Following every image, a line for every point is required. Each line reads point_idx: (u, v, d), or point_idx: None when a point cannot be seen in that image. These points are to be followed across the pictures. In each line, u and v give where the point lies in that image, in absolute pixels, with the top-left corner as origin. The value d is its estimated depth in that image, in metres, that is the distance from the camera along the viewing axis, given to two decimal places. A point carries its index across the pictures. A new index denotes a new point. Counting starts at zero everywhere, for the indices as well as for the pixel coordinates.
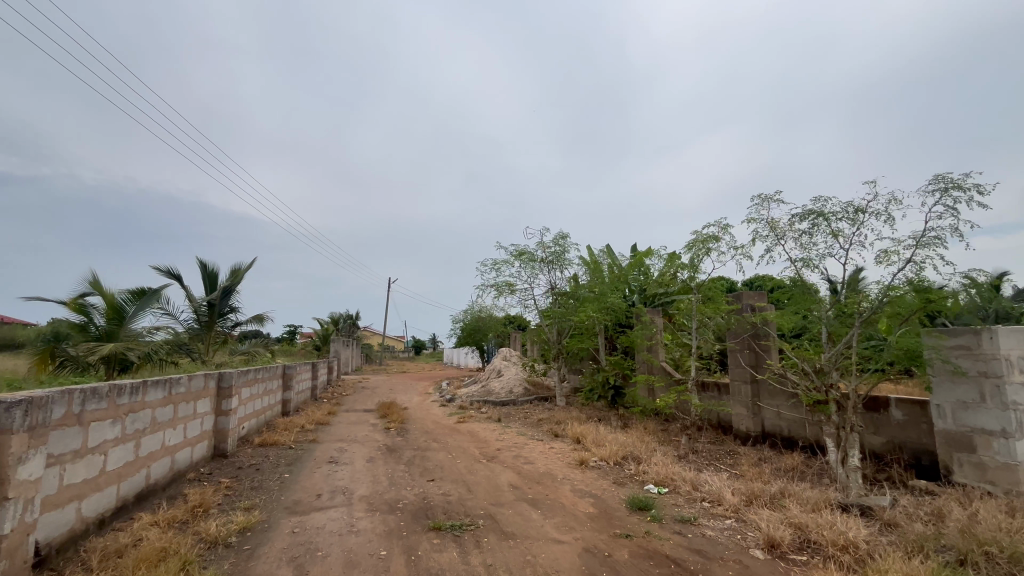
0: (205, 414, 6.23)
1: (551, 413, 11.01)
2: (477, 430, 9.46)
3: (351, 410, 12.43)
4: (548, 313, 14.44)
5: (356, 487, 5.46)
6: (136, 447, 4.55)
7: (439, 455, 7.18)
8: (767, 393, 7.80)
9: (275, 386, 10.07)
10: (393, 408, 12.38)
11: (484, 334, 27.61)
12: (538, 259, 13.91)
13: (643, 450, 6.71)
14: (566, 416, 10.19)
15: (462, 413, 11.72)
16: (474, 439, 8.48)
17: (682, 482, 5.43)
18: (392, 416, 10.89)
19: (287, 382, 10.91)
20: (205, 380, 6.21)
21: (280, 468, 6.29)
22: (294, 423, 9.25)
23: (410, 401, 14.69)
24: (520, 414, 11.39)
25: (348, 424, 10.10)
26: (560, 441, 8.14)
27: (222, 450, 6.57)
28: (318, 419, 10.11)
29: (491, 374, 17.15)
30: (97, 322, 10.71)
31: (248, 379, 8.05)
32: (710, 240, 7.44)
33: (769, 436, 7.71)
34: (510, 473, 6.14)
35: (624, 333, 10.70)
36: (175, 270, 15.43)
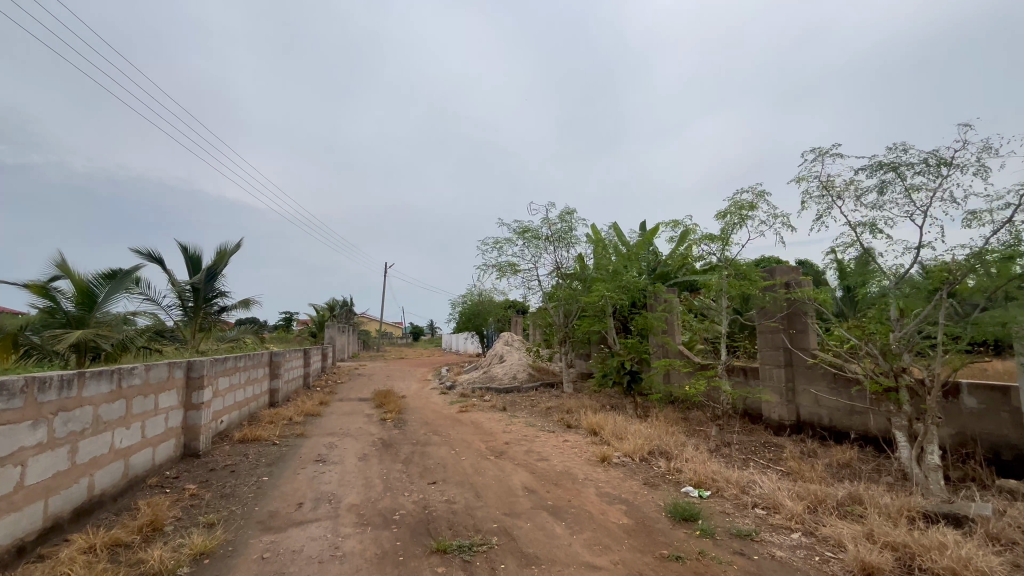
0: (170, 408, 5.41)
1: (561, 401, 10.24)
2: (482, 420, 8.69)
3: (345, 400, 11.64)
4: (555, 294, 13.63)
5: (345, 493, 4.67)
6: (72, 453, 3.74)
7: (441, 450, 6.39)
8: (803, 377, 7.03)
9: (260, 374, 9.26)
10: (390, 397, 11.60)
11: (484, 318, 26.82)
12: (543, 237, 13.04)
13: (672, 443, 5.94)
14: (577, 403, 9.42)
15: (464, 401, 10.95)
16: (479, 430, 7.71)
17: (727, 483, 4.65)
18: (389, 405, 10.11)
19: (274, 370, 10.09)
20: (170, 369, 5.37)
21: (259, 470, 5.49)
22: (280, 416, 8.44)
23: (408, 389, 13.93)
24: (527, 402, 10.63)
25: (341, 415, 9.31)
26: (575, 433, 7.37)
27: (194, 449, 5.77)
28: (309, 410, 9.32)
29: (493, 360, 16.39)
30: (65, 307, 9.81)
31: (225, 368, 7.21)
32: (751, 207, 6.61)
33: (806, 426, 6.98)
34: (522, 473, 5.36)
35: (639, 314, 9.83)
36: (156, 253, 14.52)
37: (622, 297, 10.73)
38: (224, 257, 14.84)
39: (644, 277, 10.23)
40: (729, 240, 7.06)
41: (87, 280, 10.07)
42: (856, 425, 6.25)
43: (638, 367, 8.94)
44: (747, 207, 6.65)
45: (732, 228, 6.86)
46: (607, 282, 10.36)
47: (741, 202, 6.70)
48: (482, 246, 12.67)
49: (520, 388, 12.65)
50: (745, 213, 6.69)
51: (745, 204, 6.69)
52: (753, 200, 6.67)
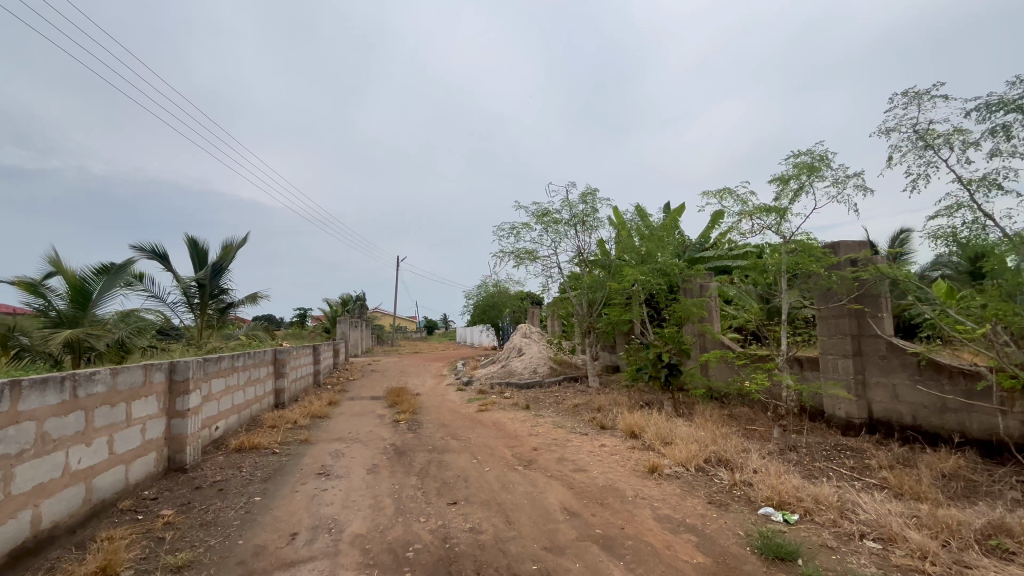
0: (149, 418, 4.70)
1: (589, 398, 9.38)
2: (503, 420, 7.89)
3: (357, 399, 10.94)
4: (579, 282, 12.74)
5: (348, 519, 3.88)
6: (4, 482, 3.00)
7: (462, 460, 5.57)
8: (876, 368, 6.08)
9: (263, 373, 8.55)
10: (404, 395, 10.85)
11: (500, 310, 26.01)
12: (563, 221, 12.10)
13: (733, 449, 5.04)
14: (608, 401, 8.56)
15: (484, 399, 10.16)
16: (503, 433, 6.89)
17: (817, 504, 3.75)
18: (402, 405, 9.37)
19: (279, 369, 9.40)
20: (145, 372, 4.64)
21: (252, 486, 4.74)
22: (284, 419, 7.74)
23: (422, 386, 13.18)
24: (552, 399, 9.80)
25: (351, 416, 8.58)
26: (611, 435, 6.51)
27: (179, 462, 5.07)
28: (315, 411, 8.61)
29: (512, 353, 15.58)
30: (58, 306, 9.20)
31: (219, 369, 6.49)
32: (817, 167, 5.63)
33: (881, 424, 6.03)
34: (559, 489, 4.52)
35: (673, 302, 8.93)
36: (159, 248, 13.91)
37: (657, 281, 9.78)
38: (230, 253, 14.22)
39: (684, 259, 9.22)
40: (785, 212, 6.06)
41: (81, 275, 9.40)
42: (950, 426, 5.29)
43: (678, 360, 7.94)
44: (809, 170, 5.67)
45: (790, 195, 5.91)
46: (641, 266, 9.40)
47: (802, 162, 5.74)
48: (497, 233, 11.81)
49: (542, 383, 11.83)
50: (808, 175, 5.72)
51: (806, 165, 5.72)
52: (818, 160, 5.69)
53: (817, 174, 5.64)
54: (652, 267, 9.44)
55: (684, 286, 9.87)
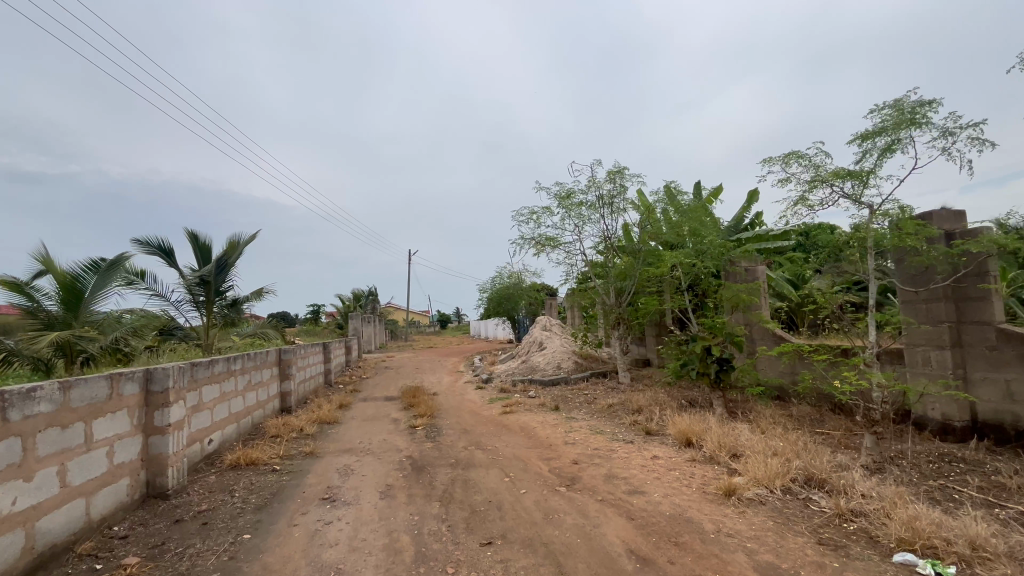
0: (118, 438, 3.92)
1: (625, 398, 8.46)
2: (532, 425, 7.03)
3: (370, 400, 10.18)
4: (608, 269, 11.76)
5: (356, 569, 3.05)
6: None
7: (491, 479, 4.71)
8: (982, 361, 5.07)
9: (264, 377, 7.73)
10: (419, 396, 10.03)
11: (516, 302, 25.17)
12: (587, 203, 11.12)
13: (825, 466, 4.10)
14: (648, 401, 7.65)
15: (507, 399, 9.30)
16: (534, 442, 6.03)
17: (974, 550, 2.82)
18: (419, 408, 8.56)
19: (285, 370, 8.65)
20: (112, 383, 3.87)
21: (243, 517, 3.94)
22: (290, 427, 6.96)
23: (439, 384, 12.39)
24: (583, 398, 8.92)
25: (363, 422, 7.79)
26: (661, 443, 5.60)
27: (161, 487, 4.29)
28: (323, 416, 7.82)
29: (532, 347, 14.69)
30: (50, 308, 8.55)
31: (210, 374, 5.68)
32: (916, 117, 4.55)
33: (989, 428, 5.06)
34: (618, 520, 3.63)
35: (720, 288, 7.96)
36: (163, 244, 13.31)
37: (697, 265, 8.79)
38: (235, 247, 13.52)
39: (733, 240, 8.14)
40: (870, 176, 5.00)
41: (71, 272, 8.60)
42: None
43: (732, 353, 6.93)
44: (909, 121, 4.58)
45: (878, 154, 4.83)
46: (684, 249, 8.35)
47: (896, 112, 4.65)
48: (516, 218, 10.88)
49: (569, 380, 10.93)
50: (903, 128, 4.64)
51: (905, 116, 4.62)
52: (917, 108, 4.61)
53: (920, 127, 4.55)
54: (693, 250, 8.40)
55: (727, 272, 8.87)
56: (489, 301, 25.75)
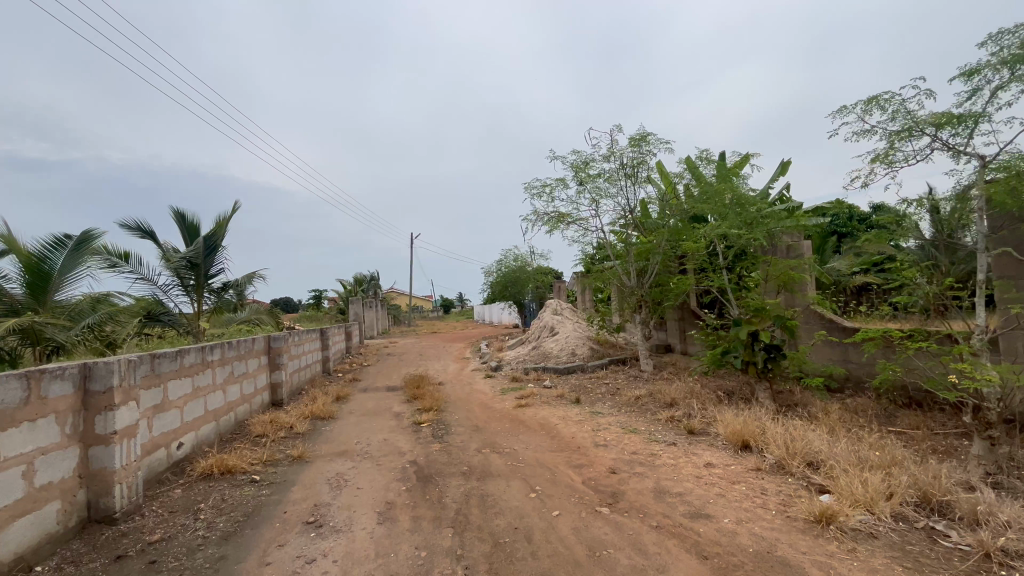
0: (41, 452, 3.07)
1: (653, 389, 7.61)
2: (552, 421, 6.20)
3: (371, 391, 9.39)
4: (628, 246, 10.85)
5: None
6: None
7: (513, 495, 3.86)
8: None
9: (249, 368, 6.89)
10: (424, 386, 9.22)
11: (522, 286, 24.33)
12: (605, 174, 10.13)
13: (942, 483, 3.22)
14: (683, 393, 6.80)
15: (521, 389, 8.46)
16: (559, 443, 5.17)
17: None
18: (424, 401, 7.74)
19: (275, 360, 7.80)
20: (29, 386, 3.00)
21: (202, 553, 3.10)
22: (278, 426, 6.12)
23: (445, 372, 11.58)
24: (605, 389, 8.08)
25: (362, 418, 6.98)
26: (711, 446, 4.74)
27: (106, 510, 3.45)
28: (317, 410, 7.00)
29: (542, 332, 13.82)
30: (15, 293, 7.64)
31: (178, 367, 4.81)
32: None
33: None
34: (687, 559, 2.78)
35: (765, 265, 7.01)
36: (145, 226, 12.38)
37: (734, 242, 7.80)
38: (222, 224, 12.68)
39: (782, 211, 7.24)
40: (981, 120, 4.02)
41: (37, 253, 7.65)
42: None
43: (783, 339, 6.06)
44: None
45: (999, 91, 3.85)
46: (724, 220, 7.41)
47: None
48: (527, 191, 9.93)
49: (585, 367, 10.09)
50: None
51: None
52: None
53: None
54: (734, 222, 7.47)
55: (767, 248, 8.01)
56: (494, 285, 24.83)
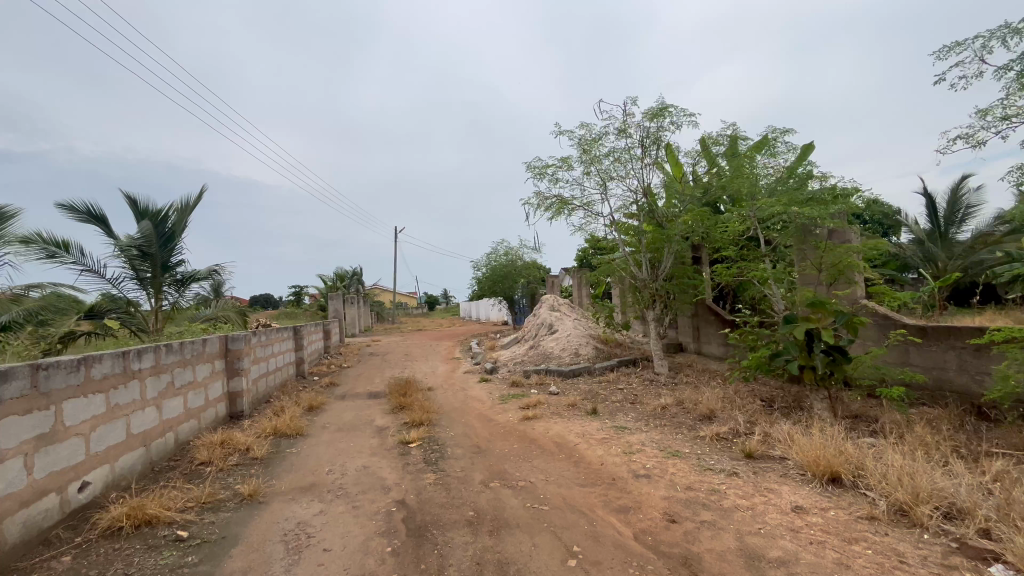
0: None
1: (679, 398, 6.57)
2: (570, 439, 5.09)
3: (351, 399, 8.16)
4: (638, 233, 9.70)
5: None
6: None
7: (544, 564, 2.73)
8: None
9: (199, 376, 5.65)
10: (411, 393, 8.01)
11: (513, 282, 23.16)
12: (614, 152, 9.08)
13: None
14: (721, 403, 5.76)
15: (523, 397, 7.36)
16: (587, 474, 4.06)
17: None
18: (412, 412, 6.56)
19: (233, 364, 6.56)
20: None
21: None
22: (227, 451, 4.88)
23: (435, 375, 10.39)
24: (621, 397, 7.02)
25: (338, 436, 5.78)
26: (787, 481, 3.68)
27: None
28: (283, 426, 5.78)
29: (540, 330, 12.69)
30: None
31: (81, 381, 3.58)
32: None
33: None
34: None
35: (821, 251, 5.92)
36: (98, 212, 11.02)
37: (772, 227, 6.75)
38: (182, 211, 11.31)
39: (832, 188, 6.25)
40: None
41: None
42: None
43: (849, 340, 5.01)
44: None
45: None
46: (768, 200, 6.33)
47: None
48: (528, 171, 8.86)
49: (592, 370, 9.02)
50: None
51: None
52: None
53: None
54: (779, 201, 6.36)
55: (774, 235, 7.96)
56: (482, 280, 23.68)
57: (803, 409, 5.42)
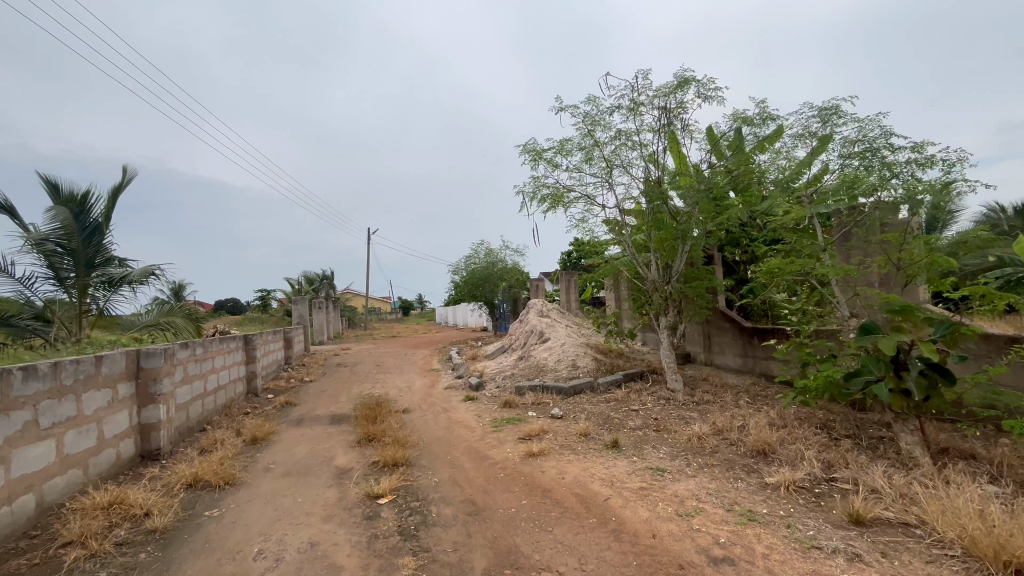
0: None
1: (714, 425, 5.37)
2: (597, 491, 3.81)
3: (308, 426, 6.66)
4: (647, 227, 8.44)
5: None
6: None
7: None
8: None
9: (87, 409, 4.15)
10: (383, 417, 6.58)
11: (494, 286, 21.85)
12: (619, 134, 7.91)
13: None
14: (779, 435, 4.56)
15: (521, 423, 6.04)
16: (637, 558, 2.80)
17: None
18: (382, 447, 5.15)
19: (146, 389, 5.04)
20: None
21: None
22: (112, 522, 3.40)
23: (411, 391, 8.95)
24: (641, 423, 5.78)
25: (282, 485, 4.34)
26: (944, 572, 2.48)
27: None
28: (207, 472, 4.30)
29: (529, 338, 11.40)
30: None
31: None
32: None
33: None
34: None
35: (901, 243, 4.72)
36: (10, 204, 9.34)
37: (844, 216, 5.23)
38: (115, 202, 9.59)
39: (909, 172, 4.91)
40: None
41: None
42: None
43: (957, 358, 3.87)
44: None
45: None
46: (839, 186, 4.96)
47: None
48: (523, 155, 7.60)
49: (596, 387, 7.77)
50: None
51: None
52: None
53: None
54: (839, 181, 5.16)
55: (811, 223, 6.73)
56: (461, 284, 22.29)
57: (888, 447, 4.29)
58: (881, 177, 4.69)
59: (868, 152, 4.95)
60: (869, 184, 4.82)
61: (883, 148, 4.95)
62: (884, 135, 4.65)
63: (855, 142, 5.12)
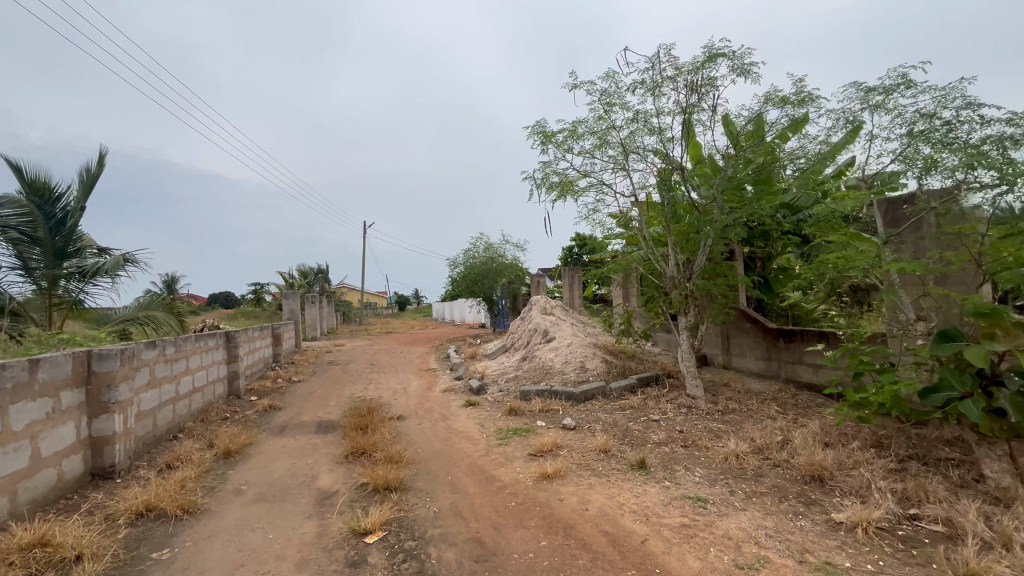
0: None
1: (752, 441, 4.72)
2: (631, 530, 3.16)
3: (292, 435, 5.98)
4: (664, 219, 7.78)
5: None
6: None
7: None
8: None
9: (15, 425, 3.46)
10: (374, 426, 5.89)
11: (494, 282, 21.17)
12: (638, 116, 7.23)
13: None
14: (834, 459, 3.92)
15: (530, 436, 5.37)
16: None
17: None
18: (372, 466, 4.48)
19: (98, 399, 4.34)
20: None
21: None
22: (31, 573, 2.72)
23: (406, 394, 8.27)
24: (666, 437, 5.13)
25: (253, 513, 3.67)
26: None
27: None
28: (164, 498, 3.62)
29: (533, 337, 10.73)
30: None
31: None
32: None
33: None
34: None
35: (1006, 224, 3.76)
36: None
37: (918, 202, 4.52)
38: (88, 188, 8.80)
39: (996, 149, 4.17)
40: None
41: None
42: None
43: None
44: None
45: None
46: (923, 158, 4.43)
47: None
48: (531, 136, 6.91)
49: (608, 392, 7.12)
50: None
51: None
52: None
53: None
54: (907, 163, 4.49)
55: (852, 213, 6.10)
56: (460, 279, 21.58)
57: (968, 475, 3.64)
58: (963, 158, 4.03)
59: (941, 131, 4.30)
60: (943, 167, 4.15)
61: (961, 127, 4.26)
62: (971, 106, 3.98)
63: (924, 119, 4.45)
